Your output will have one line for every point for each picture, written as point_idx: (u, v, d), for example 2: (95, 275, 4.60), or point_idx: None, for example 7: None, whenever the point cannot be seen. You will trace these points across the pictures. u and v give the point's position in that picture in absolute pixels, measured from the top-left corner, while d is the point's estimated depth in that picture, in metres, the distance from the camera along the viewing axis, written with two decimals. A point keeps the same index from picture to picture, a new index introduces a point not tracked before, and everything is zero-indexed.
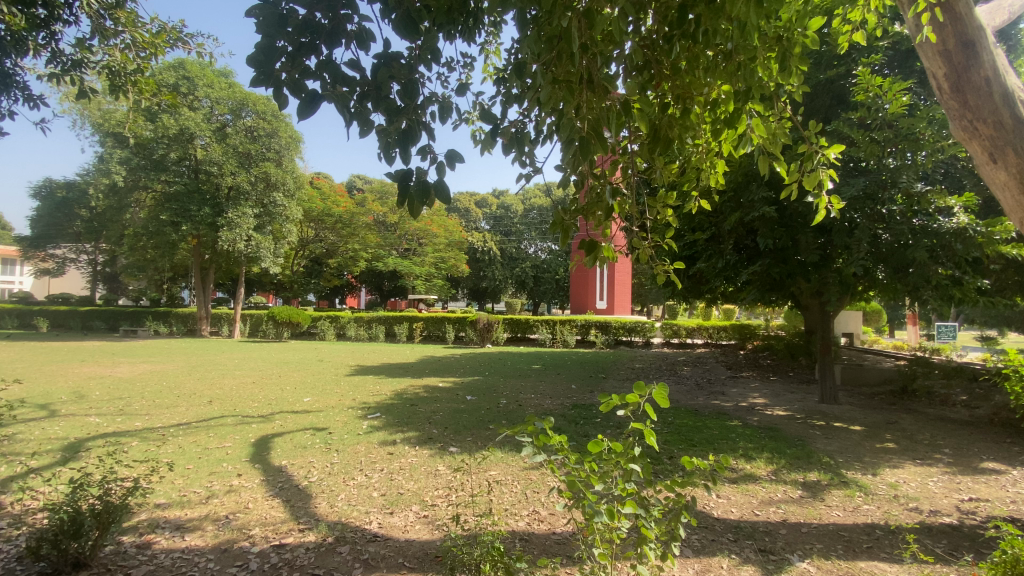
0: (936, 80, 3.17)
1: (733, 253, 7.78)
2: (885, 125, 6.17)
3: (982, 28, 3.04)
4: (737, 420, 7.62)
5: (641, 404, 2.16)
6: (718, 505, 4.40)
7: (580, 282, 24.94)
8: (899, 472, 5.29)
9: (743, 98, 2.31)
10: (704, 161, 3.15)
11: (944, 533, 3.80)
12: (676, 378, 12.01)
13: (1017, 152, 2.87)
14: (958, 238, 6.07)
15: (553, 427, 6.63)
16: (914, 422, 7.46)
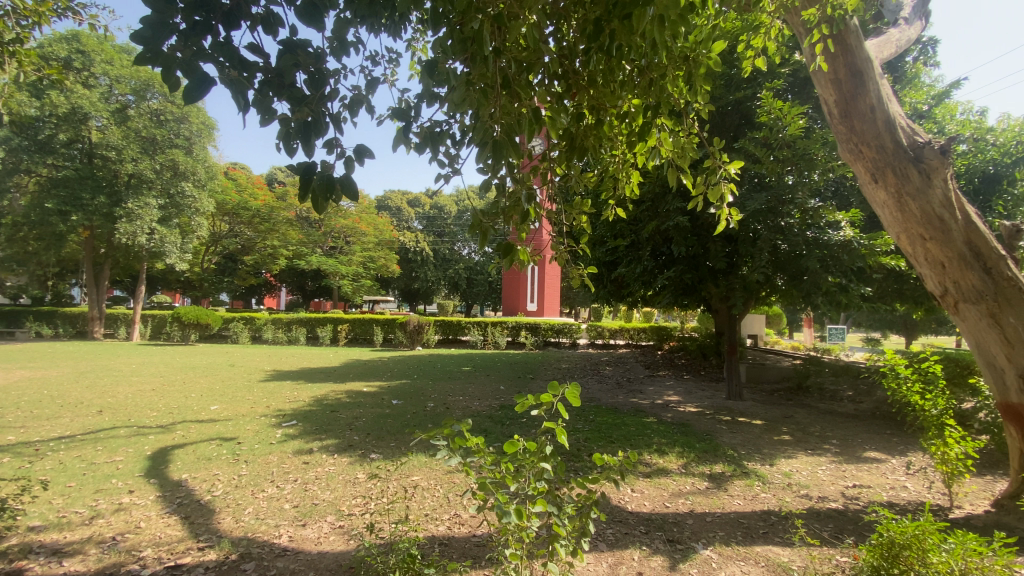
0: (832, 102, 4.44)
1: (651, 259, 8.23)
2: (785, 146, 6.78)
3: (864, 61, 4.30)
4: (653, 417, 8.04)
5: (555, 403, 2.19)
6: (632, 499, 4.60)
7: (512, 284, 25.20)
8: (793, 462, 5.81)
9: (652, 113, 2.45)
10: (621, 171, 3.31)
11: (828, 516, 4.21)
12: (600, 378, 12.45)
13: (888, 166, 4.17)
14: (845, 249, 6.74)
15: (478, 430, 6.62)
16: (806, 416, 8.23)
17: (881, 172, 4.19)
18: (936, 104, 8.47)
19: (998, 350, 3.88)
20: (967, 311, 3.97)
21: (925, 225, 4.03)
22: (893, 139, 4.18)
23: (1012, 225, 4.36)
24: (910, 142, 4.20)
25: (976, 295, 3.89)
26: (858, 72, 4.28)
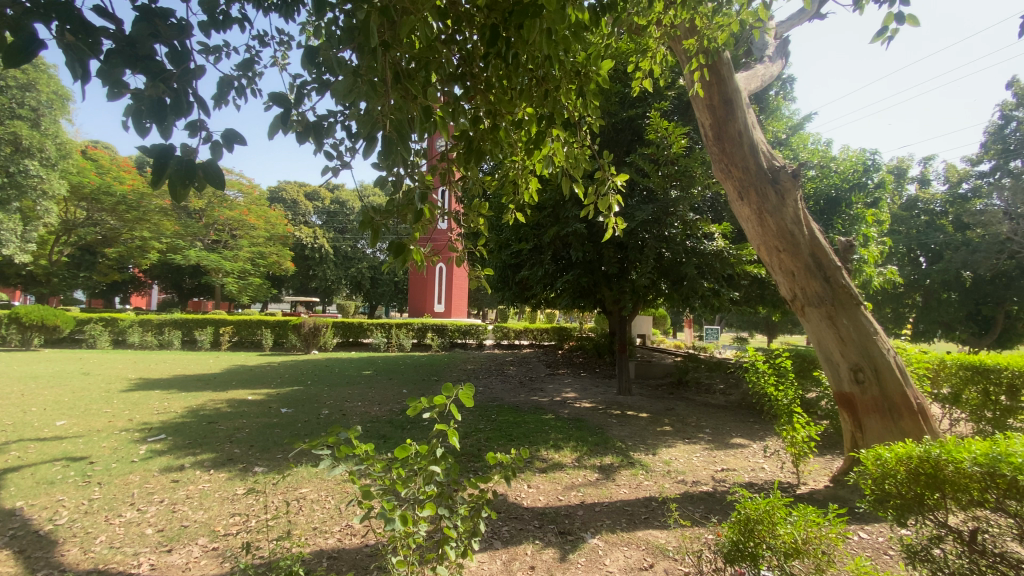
0: (708, 126, 4.98)
1: (551, 263, 8.55)
2: (669, 163, 7.45)
3: (734, 91, 4.86)
4: (552, 414, 8.34)
5: (447, 405, 2.16)
6: (528, 495, 4.74)
7: (418, 284, 24.77)
8: (672, 450, 6.36)
9: (546, 123, 2.54)
10: (520, 177, 3.39)
11: (700, 498, 4.67)
12: (503, 378, 12.64)
13: (752, 188, 4.76)
14: (717, 257, 7.66)
15: (376, 435, 6.40)
16: (686, 408, 9.05)
17: (746, 191, 4.79)
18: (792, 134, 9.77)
19: (835, 347, 4.53)
20: (812, 313, 4.62)
21: (780, 241, 4.65)
22: (757, 162, 4.77)
23: (845, 241, 5.13)
24: (771, 165, 4.81)
25: (818, 299, 4.55)
26: (728, 101, 4.84)
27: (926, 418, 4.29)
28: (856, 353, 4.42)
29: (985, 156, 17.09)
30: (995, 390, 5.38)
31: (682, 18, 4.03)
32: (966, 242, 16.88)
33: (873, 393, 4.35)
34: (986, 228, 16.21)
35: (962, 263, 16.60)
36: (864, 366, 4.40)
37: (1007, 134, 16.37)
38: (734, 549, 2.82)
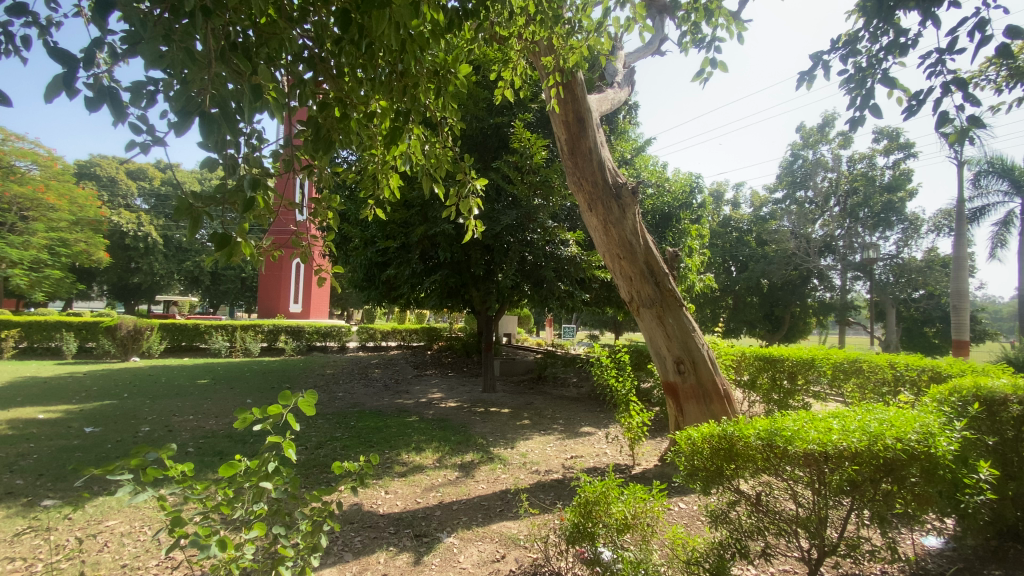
0: (563, 141, 5.36)
1: (418, 262, 8.41)
2: (532, 171, 7.88)
3: (587, 111, 5.29)
4: (415, 416, 8.20)
5: (284, 415, 1.99)
6: (384, 501, 4.59)
7: (271, 281, 22.57)
8: (529, 443, 6.70)
9: (403, 119, 2.47)
10: (379, 173, 3.26)
11: (551, 486, 4.98)
12: (366, 381, 12.08)
13: (599, 201, 5.23)
14: (572, 262, 8.27)
15: (213, 452, 5.68)
16: (543, 402, 9.60)
17: (595, 203, 5.25)
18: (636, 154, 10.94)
19: (663, 343, 5.17)
20: (646, 313, 5.22)
21: (621, 249, 5.18)
22: (604, 177, 5.26)
23: (672, 251, 5.88)
24: (616, 181, 5.33)
25: (650, 301, 5.17)
26: (581, 119, 5.26)
27: (729, 401, 5.13)
28: (679, 348, 5.11)
29: (779, 186, 20.96)
30: (778, 376, 6.67)
31: (541, 36, 4.26)
32: (764, 255, 20.57)
33: (691, 381, 5.06)
34: (779, 244, 19.86)
35: (762, 273, 20.14)
36: (685, 359, 5.09)
37: (794, 169, 20.27)
38: (575, 531, 3.04)
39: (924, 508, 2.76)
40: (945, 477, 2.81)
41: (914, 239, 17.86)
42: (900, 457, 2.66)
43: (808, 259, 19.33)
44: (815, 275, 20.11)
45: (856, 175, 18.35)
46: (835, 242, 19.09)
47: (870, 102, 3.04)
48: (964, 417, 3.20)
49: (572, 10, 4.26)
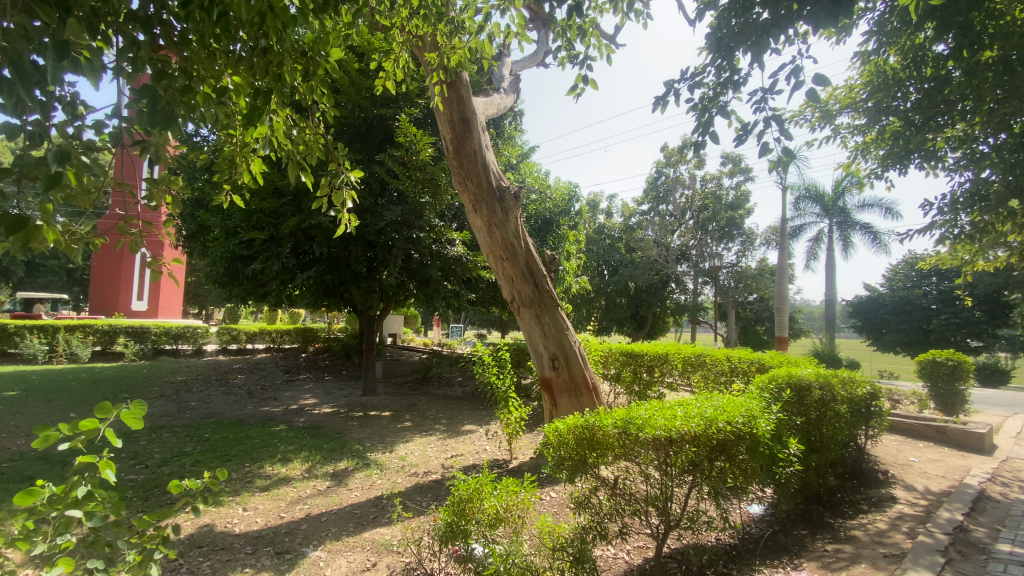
0: (448, 140, 5.36)
1: (290, 256, 7.76)
2: (416, 167, 7.74)
3: (472, 113, 5.36)
4: (283, 424, 7.57)
5: (102, 429, 1.68)
6: (241, 520, 4.16)
7: (108, 274, 19.40)
8: (409, 445, 6.56)
9: (262, 99, 2.26)
10: (237, 156, 2.94)
11: (428, 487, 4.92)
12: (225, 388, 10.88)
13: (483, 202, 5.32)
14: (457, 262, 8.26)
15: (17, 479, 4.69)
16: (426, 402, 9.46)
17: (479, 204, 5.33)
18: (521, 160, 11.28)
19: (540, 341, 5.41)
20: (525, 313, 5.41)
21: (503, 251, 5.33)
22: (488, 179, 5.35)
23: (550, 254, 6.17)
24: (498, 183, 5.46)
25: (529, 300, 5.37)
26: (466, 120, 5.31)
27: (597, 394, 5.50)
28: (554, 345, 5.38)
29: (646, 199, 23.10)
30: (639, 369, 7.38)
31: (424, 31, 4.20)
32: (632, 262, 22.55)
33: (564, 376, 5.35)
34: (644, 252, 21.88)
35: (630, 276, 22.08)
36: (559, 355, 5.37)
37: (658, 185, 22.51)
38: (448, 530, 3.00)
39: (747, 479, 3.24)
40: (762, 452, 3.31)
41: (750, 251, 20.87)
42: (728, 438, 3.09)
43: (667, 265, 21.59)
44: (673, 279, 22.51)
45: (707, 194, 20.91)
46: (690, 251, 21.58)
47: (709, 129, 3.47)
48: (780, 400, 3.81)
49: (457, 9, 4.28)
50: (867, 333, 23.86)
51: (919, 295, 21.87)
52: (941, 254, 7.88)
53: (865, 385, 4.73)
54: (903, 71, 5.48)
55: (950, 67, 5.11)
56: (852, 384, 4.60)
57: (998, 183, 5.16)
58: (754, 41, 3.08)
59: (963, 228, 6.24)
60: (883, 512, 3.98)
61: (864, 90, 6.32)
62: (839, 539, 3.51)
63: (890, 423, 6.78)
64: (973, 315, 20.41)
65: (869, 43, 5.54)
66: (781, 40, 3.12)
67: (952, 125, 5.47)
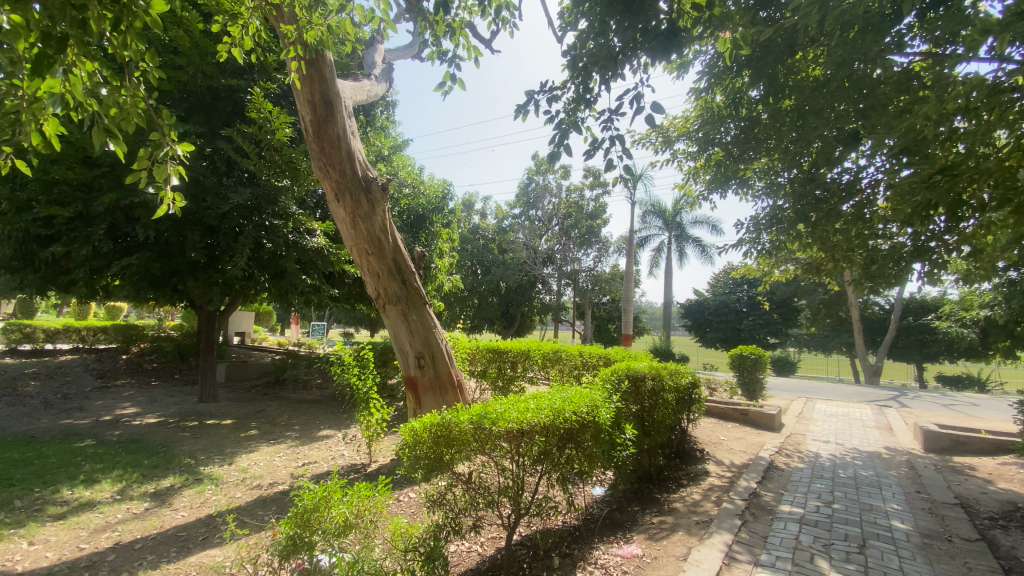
0: (307, 123, 4.98)
1: (105, 239, 6.52)
2: (271, 148, 7.03)
3: (337, 96, 5.05)
4: (89, 438, 6.33)
5: None
6: (24, 557, 3.38)
7: None
8: (252, 455, 5.93)
9: (57, 47, 1.86)
10: (18, 113, 2.35)
11: (272, 500, 4.50)
12: (9, 398, 8.78)
13: (347, 192, 5.05)
14: (317, 255, 7.63)
15: None
16: (277, 407, 8.65)
17: (342, 194, 5.04)
18: (393, 152, 10.92)
19: (405, 339, 5.27)
20: (391, 310, 5.24)
21: (369, 244, 5.11)
22: (352, 167, 5.08)
23: (418, 251, 6.05)
24: (364, 173, 5.22)
25: (395, 298, 5.22)
26: (328, 103, 4.99)
27: (462, 392, 5.52)
28: (420, 343, 5.28)
29: (517, 203, 23.96)
30: (504, 366, 7.63)
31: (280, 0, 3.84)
32: (503, 262, 23.21)
33: (430, 374, 5.27)
34: (515, 253, 22.75)
35: (501, 277, 22.88)
36: (425, 354, 5.28)
37: (528, 190, 23.48)
38: (289, 545, 2.70)
39: (590, 464, 3.53)
40: (603, 438, 3.65)
41: (606, 257, 22.80)
42: (573, 426, 3.36)
43: (534, 267, 22.66)
44: (539, 280, 23.69)
45: (571, 203, 22.39)
46: (554, 255, 22.86)
47: (566, 141, 3.69)
48: (620, 391, 4.22)
49: None
50: (697, 332, 27.63)
51: (735, 300, 25.89)
52: (749, 266, 9.43)
53: (687, 375, 5.47)
54: (725, 109, 6.45)
55: (758, 110, 6.14)
56: (678, 375, 5.29)
57: (791, 209, 6.33)
58: (604, 64, 3.37)
59: (765, 245, 7.53)
60: (698, 485, 4.63)
61: (697, 121, 7.29)
62: (663, 512, 4.01)
63: (709, 408, 7.94)
64: (771, 316, 24.82)
65: (701, 82, 6.42)
66: (629, 66, 3.44)
67: (759, 159, 6.59)
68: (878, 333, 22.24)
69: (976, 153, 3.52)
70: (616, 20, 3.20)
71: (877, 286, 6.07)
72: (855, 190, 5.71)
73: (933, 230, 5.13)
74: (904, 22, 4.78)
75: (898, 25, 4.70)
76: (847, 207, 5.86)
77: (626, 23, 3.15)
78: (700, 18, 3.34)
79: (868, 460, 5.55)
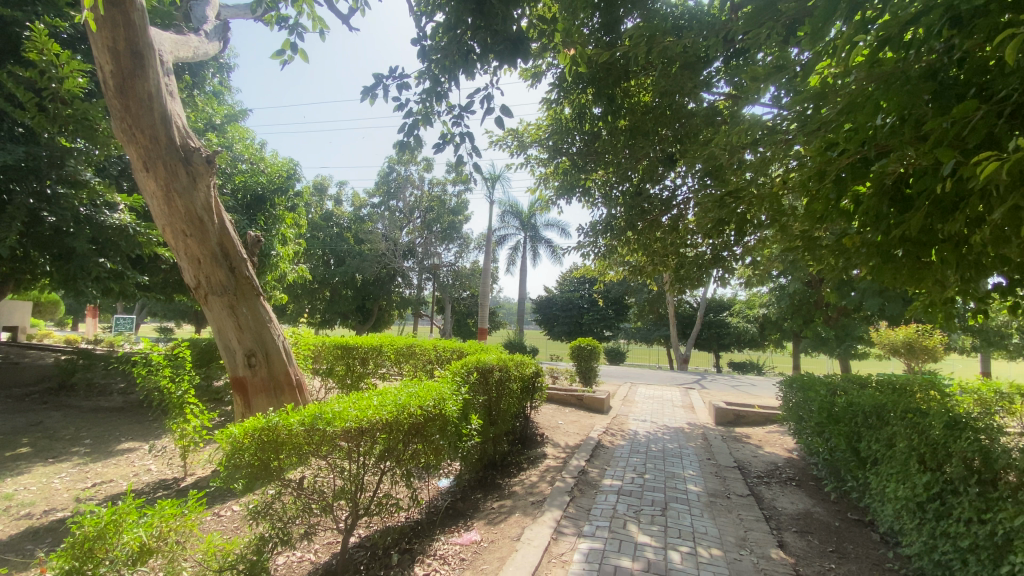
0: (108, 75, 4.17)
1: None
2: (58, 99, 5.69)
3: (150, 48, 4.32)
4: None
5: None
6: None
7: None
8: (20, 479, 4.75)
9: None
10: None
11: (47, 531, 3.67)
12: None
13: (161, 162, 4.32)
14: (120, 235, 6.35)
15: None
16: (60, 418, 7.06)
17: (153, 163, 4.30)
18: (228, 123, 9.65)
19: (232, 335, 4.68)
20: (214, 302, 4.63)
21: (188, 225, 4.43)
22: (168, 134, 4.36)
23: (253, 235, 5.42)
24: (183, 141, 4.51)
25: (221, 288, 4.61)
26: (137, 54, 4.23)
27: (301, 392, 5.07)
28: (251, 339, 4.73)
29: (376, 192, 22.94)
30: (352, 363, 7.25)
31: None
32: (359, 253, 22.02)
33: (262, 374, 4.73)
34: (372, 244, 21.75)
35: (356, 269, 21.73)
36: (256, 351, 4.73)
37: (389, 180, 22.62)
38: None
39: (435, 457, 3.54)
40: (449, 431, 3.70)
41: (466, 254, 23.09)
42: (418, 421, 3.34)
43: (393, 260, 22.02)
44: (398, 274, 23.07)
45: (432, 196, 22.17)
46: (415, 249, 22.49)
47: (417, 132, 3.62)
48: (468, 382, 4.30)
49: None
50: (547, 326, 29.60)
51: (579, 297, 28.39)
52: (588, 266, 10.35)
53: (532, 365, 5.81)
54: (571, 121, 6.96)
55: (599, 126, 6.73)
56: (523, 365, 5.59)
57: (621, 217, 7.10)
58: (456, 60, 3.37)
59: (601, 248, 8.33)
60: (536, 467, 4.96)
61: (547, 129, 7.74)
62: (503, 496, 4.21)
63: (551, 397, 8.55)
64: (608, 313, 27.72)
65: (552, 93, 6.82)
66: (479, 66, 3.50)
67: (598, 171, 7.27)
68: (687, 327, 26.27)
69: (756, 181, 4.32)
70: (469, 19, 3.24)
71: (685, 287, 7.14)
72: (671, 205, 6.63)
73: (725, 241, 6.20)
74: (713, 65, 5.65)
75: (709, 67, 5.55)
76: (666, 219, 6.77)
77: (479, 22, 3.22)
78: (543, 30, 3.66)
79: (674, 435, 6.50)
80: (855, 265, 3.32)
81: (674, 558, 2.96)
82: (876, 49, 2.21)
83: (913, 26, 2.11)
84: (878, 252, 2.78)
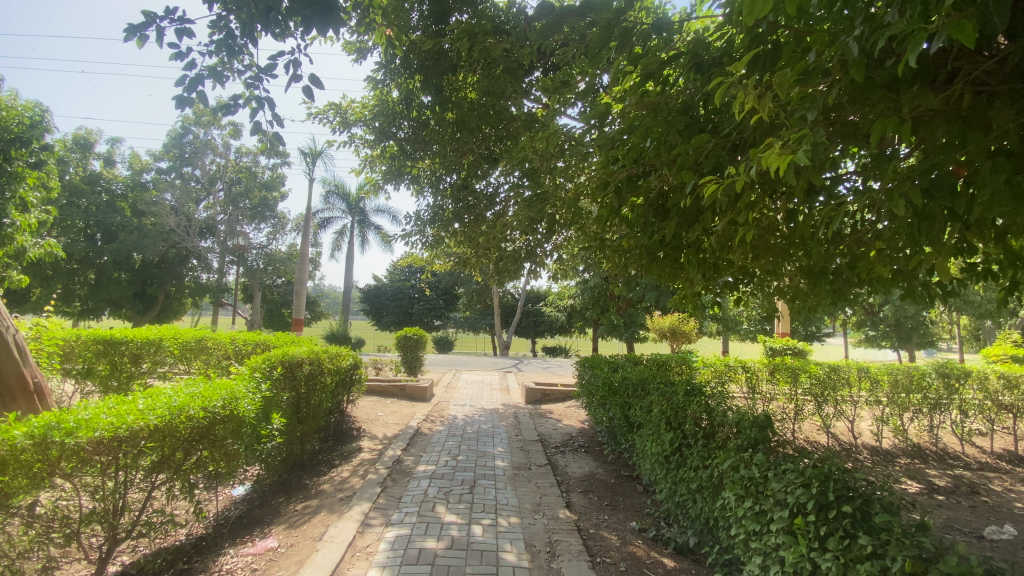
0: None
1: None
2: None
3: None
4: None
5: None
6: None
7: None
8: None
9: None
10: None
11: None
12: None
13: None
14: None
15: None
16: None
17: None
18: None
19: None
20: None
21: None
22: None
23: None
24: None
25: None
26: None
27: (42, 396, 3.99)
28: None
29: (164, 155, 19.18)
30: (121, 360, 5.98)
31: None
32: (139, 228, 18.21)
33: None
34: (157, 219, 18.32)
35: (134, 247, 17.92)
36: None
37: (183, 143, 19.13)
38: None
39: (227, 463, 3.15)
40: (244, 433, 3.32)
41: (281, 235, 20.92)
42: (201, 424, 2.90)
43: (187, 238, 18.72)
44: (194, 255, 19.76)
45: (240, 167, 19.61)
46: (215, 226, 19.76)
47: (201, 89, 3.11)
48: (270, 379, 3.91)
49: None
50: (375, 317, 28.63)
51: (409, 287, 28.08)
52: (416, 256, 10.27)
53: (349, 358, 5.55)
54: (398, 107, 6.62)
55: (426, 115, 6.54)
56: (339, 358, 5.30)
57: (448, 209, 7.20)
58: (254, 13, 3.01)
59: (428, 238, 8.35)
60: (349, 462, 4.77)
61: (372, 110, 7.41)
62: (309, 496, 3.95)
63: (371, 388, 8.31)
64: (437, 302, 27.97)
65: (380, 74, 6.54)
66: (283, 28, 3.17)
67: (424, 160, 7.21)
68: (509, 316, 28.02)
69: (562, 184, 4.79)
70: None
71: (503, 279, 7.56)
72: (494, 201, 6.96)
73: (538, 239, 6.75)
74: (532, 76, 6.07)
75: (528, 76, 5.96)
76: (490, 214, 7.09)
77: None
78: (361, 4, 3.50)
79: (490, 416, 6.90)
80: (632, 264, 3.93)
81: (477, 531, 3.16)
82: (643, 81, 2.63)
83: (669, 65, 2.55)
84: (646, 253, 3.33)
